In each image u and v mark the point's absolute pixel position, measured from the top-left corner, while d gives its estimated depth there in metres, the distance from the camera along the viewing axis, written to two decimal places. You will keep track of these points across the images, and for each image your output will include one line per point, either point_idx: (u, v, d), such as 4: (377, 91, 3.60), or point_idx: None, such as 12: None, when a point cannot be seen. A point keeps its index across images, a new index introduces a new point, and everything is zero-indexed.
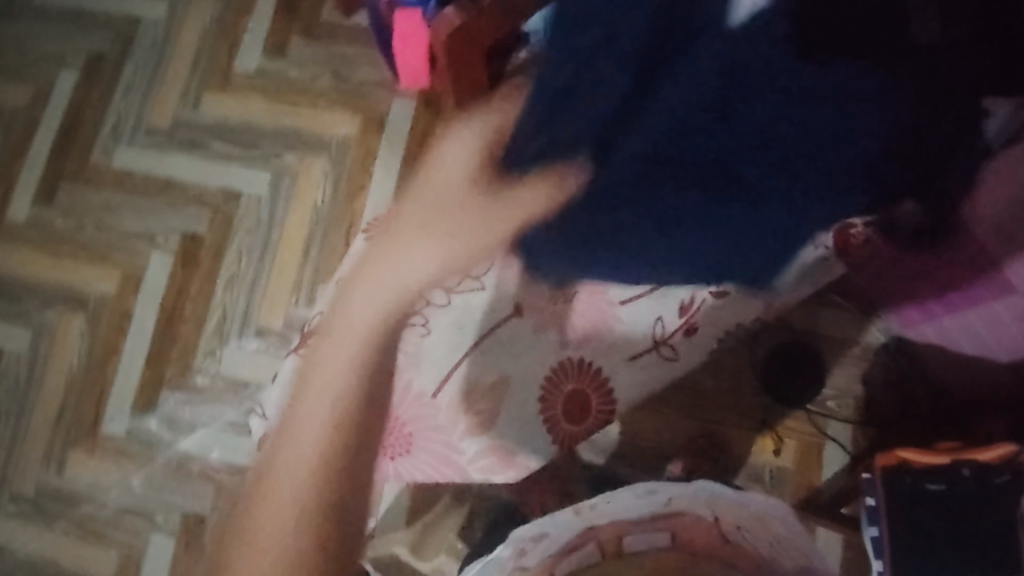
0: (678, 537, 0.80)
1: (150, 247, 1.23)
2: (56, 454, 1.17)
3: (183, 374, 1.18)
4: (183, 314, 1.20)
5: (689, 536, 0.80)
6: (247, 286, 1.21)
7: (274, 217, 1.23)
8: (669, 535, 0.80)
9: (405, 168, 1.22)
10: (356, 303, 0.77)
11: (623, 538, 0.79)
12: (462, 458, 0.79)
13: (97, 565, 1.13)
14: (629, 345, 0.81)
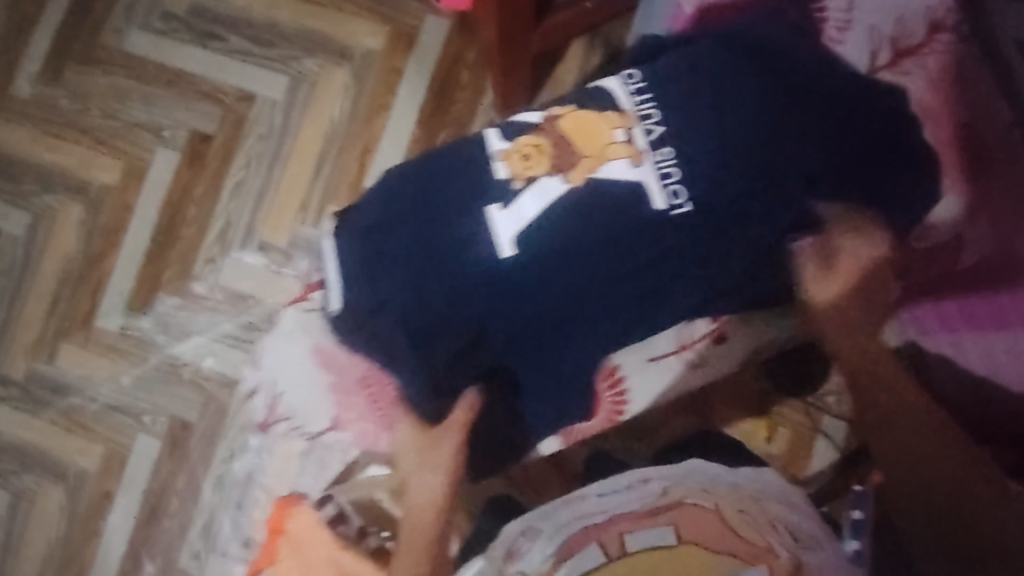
0: (681, 533, 0.76)
1: (155, 141, 1.17)
2: (47, 343, 1.15)
3: (182, 279, 1.15)
4: (185, 217, 1.16)
5: (690, 530, 0.76)
6: (254, 197, 1.16)
7: (288, 126, 1.18)
8: (673, 529, 0.76)
9: (429, 96, 1.17)
10: (418, 479, 0.71)
11: (623, 538, 0.76)
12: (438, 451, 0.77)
13: (83, 456, 1.15)
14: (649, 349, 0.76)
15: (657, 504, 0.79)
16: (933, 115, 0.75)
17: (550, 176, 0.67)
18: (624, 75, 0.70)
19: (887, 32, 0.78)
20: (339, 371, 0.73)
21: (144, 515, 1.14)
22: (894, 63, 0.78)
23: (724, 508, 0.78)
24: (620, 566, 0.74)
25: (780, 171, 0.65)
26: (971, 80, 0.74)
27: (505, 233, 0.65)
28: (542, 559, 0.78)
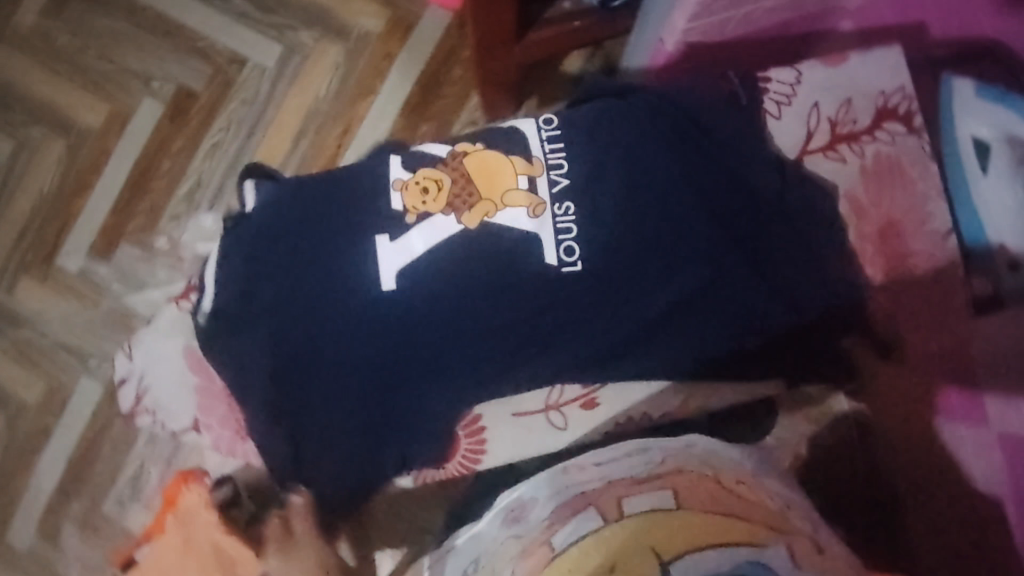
0: (680, 494, 0.55)
1: (143, 90, 1.17)
2: (9, 273, 1.17)
3: (146, 231, 1.16)
4: (159, 170, 1.17)
5: (694, 495, 0.56)
6: (228, 161, 1.16)
7: (272, 95, 1.16)
8: (668, 491, 0.56)
9: (418, 88, 1.15)
10: None
11: (622, 501, 0.56)
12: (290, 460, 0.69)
13: (26, 389, 1.17)
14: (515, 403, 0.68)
15: (657, 473, 0.60)
16: (856, 212, 0.67)
17: (445, 215, 0.64)
18: (541, 119, 0.68)
19: (829, 112, 0.68)
20: (207, 375, 0.67)
21: (76, 455, 1.16)
22: (829, 149, 0.67)
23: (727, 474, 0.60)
24: (612, 535, 0.53)
25: (677, 249, 0.63)
26: (912, 182, 0.68)
27: (388, 268, 0.63)
28: (534, 524, 0.61)
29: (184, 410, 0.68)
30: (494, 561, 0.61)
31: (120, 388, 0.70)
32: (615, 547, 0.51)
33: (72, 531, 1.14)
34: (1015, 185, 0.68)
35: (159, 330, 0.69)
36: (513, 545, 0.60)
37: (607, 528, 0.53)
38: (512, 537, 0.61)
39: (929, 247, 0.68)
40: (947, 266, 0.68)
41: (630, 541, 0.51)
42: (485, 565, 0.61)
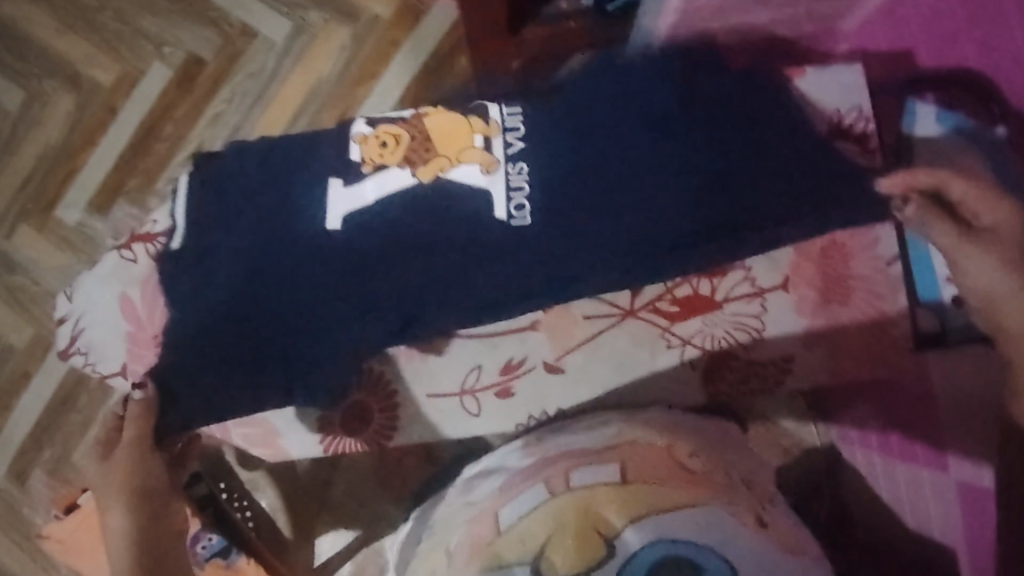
0: (630, 472, 0.59)
1: (153, 55, 1.12)
2: (8, 219, 1.11)
3: (141, 190, 1.10)
4: (161, 133, 1.11)
5: (642, 468, 0.60)
6: (231, 129, 1.10)
7: (278, 71, 1.10)
8: (618, 467, 0.59)
9: (417, 79, 1.09)
10: None
11: (568, 473, 0.60)
12: (230, 417, 0.69)
13: (14, 332, 1.10)
14: (432, 381, 0.69)
15: (609, 445, 0.62)
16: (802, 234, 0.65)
17: (401, 167, 0.67)
18: (504, 109, 0.69)
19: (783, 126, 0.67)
20: (138, 323, 0.69)
21: (50, 407, 1.08)
22: None
23: (677, 448, 0.63)
24: (557, 506, 0.58)
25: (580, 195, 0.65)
26: None
27: (333, 206, 0.65)
28: (487, 491, 0.64)
29: (113, 355, 0.69)
30: (448, 525, 0.65)
31: (59, 326, 0.70)
32: (568, 528, 0.57)
33: (31, 494, 1.07)
34: None
35: (98, 275, 0.70)
36: (469, 510, 0.64)
37: (554, 502, 0.58)
38: (466, 503, 0.65)
39: (870, 271, 0.66)
40: (883, 293, 0.67)
41: (579, 519, 0.57)
42: (440, 530, 0.65)
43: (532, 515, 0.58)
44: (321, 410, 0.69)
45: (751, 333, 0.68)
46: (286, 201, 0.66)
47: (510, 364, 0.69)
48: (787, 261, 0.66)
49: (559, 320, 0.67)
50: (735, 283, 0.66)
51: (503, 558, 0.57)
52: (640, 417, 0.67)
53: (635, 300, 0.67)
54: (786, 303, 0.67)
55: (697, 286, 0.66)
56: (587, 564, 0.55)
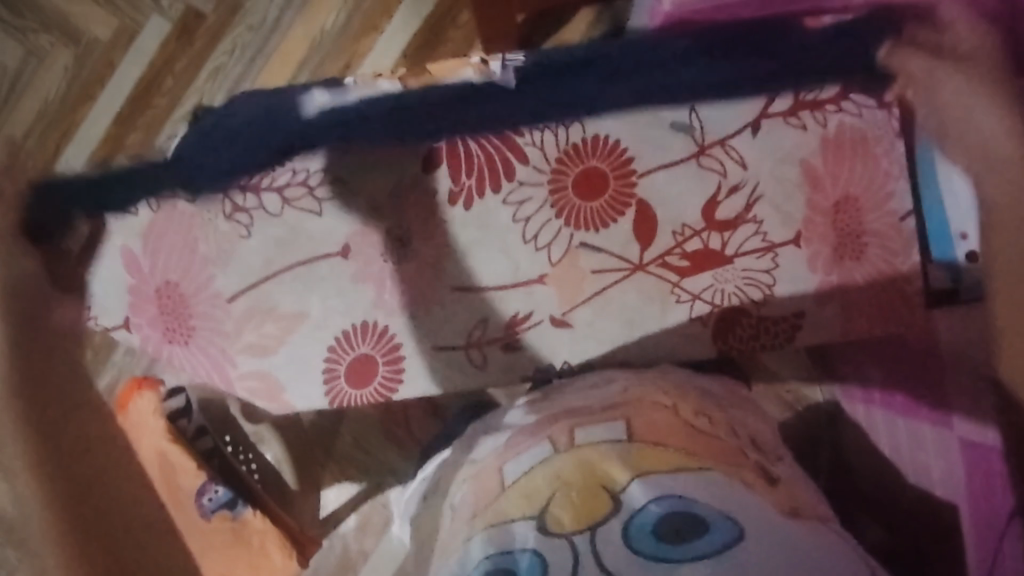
0: (635, 429, 0.58)
1: (152, 8, 1.09)
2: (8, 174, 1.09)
3: (142, 144, 1.08)
4: (161, 87, 1.09)
5: (649, 425, 0.59)
6: (231, 82, 1.08)
7: (280, 23, 1.08)
8: (624, 424, 0.59)
9: (419, 33, 1.06)
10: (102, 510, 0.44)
11: (573, 431, 0.59)
12: (232, 371, 0.69)
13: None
14: (435, 334, 0.68)
15: (614, 403, 0.62)
16: (810, 183, 0.66)
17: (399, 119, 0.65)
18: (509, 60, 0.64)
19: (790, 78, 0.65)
20: (140, 277, 0.68)
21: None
22: (789, 117, 0.66)
23: (683, 409, 0.62)
24: (561, 461, 0.57)
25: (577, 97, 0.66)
26: (878, 161, 0.65)
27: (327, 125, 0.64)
28: (490, 449, 0.64)
29: (116, 309, 0.69)
30: (450, 483, 0.65)
31: None
32: (572, 481, 0.54)
33: None
34: (973, 174, 0.58)
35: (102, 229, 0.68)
36: (471, 468, 0.63)
37: (559, 458, 0.57)
38: (469, 462, 0.65)
39: (884, 226, 0.65)
40: (899, 250, 0.65)
41: (587, 476, 0.55)
42: (443, 489, 0.65)
43: (536, 470, 0.57)
44: (324, 357, 0.68)
45: (762, 289, 0.67)
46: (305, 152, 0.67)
47: (517, 317, 0.68)
48: (799, 214, 0.66)
49: (564, 274, 0.68)
50: (745, 237, 0.67)
51: (506, 513, 0.54)
52: (643, 371, 0.67)
53: (643, 253, 0.67)
54: (797, 258, 0.66)
55: (707, 240, 0.67)
56: (590, 520, 0.51)
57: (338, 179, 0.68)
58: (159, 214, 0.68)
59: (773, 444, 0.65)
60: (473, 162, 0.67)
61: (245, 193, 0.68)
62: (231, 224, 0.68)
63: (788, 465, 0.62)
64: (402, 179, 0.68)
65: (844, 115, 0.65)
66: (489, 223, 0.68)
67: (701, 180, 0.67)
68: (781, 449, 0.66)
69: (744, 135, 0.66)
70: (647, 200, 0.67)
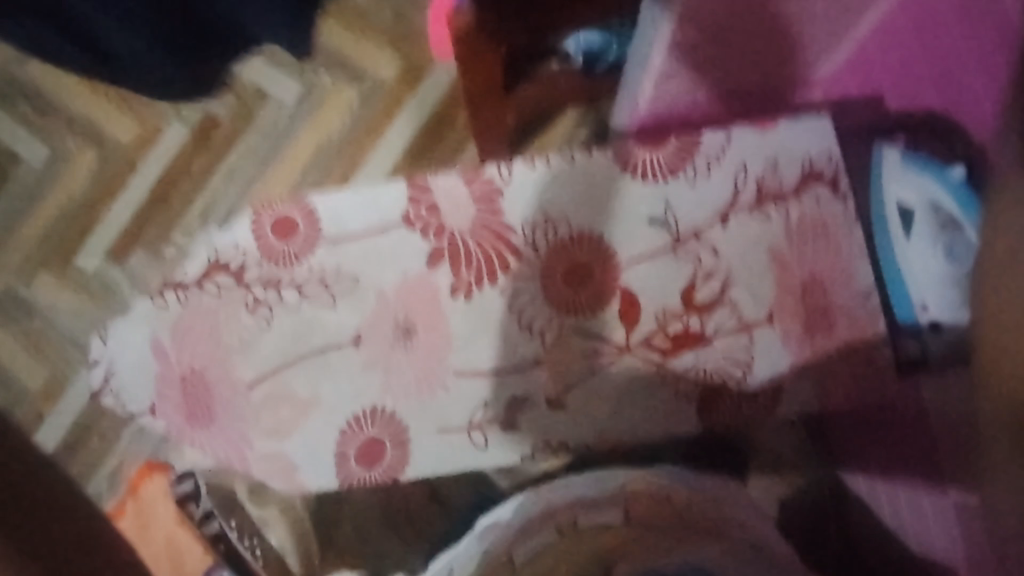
0: (631, 515, 0.66)
1: (173, 115, 1.15)
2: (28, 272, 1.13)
3: (156, 239, 1.13)
4: (177, 189, 1.14)
5: (645, 515, 0.66)
6: (243, 182, 1.13)
7: (290, 129, 1.14)
8: (621, 512, 0.66)
9: (417, 138, 1.13)
10: None
11: (574, 514, 0.66)
12: (251, 452, 0.72)
13: (27, 375, 1.10)
14: (441, 416, 0.73)
15: (615, 490, 0.68)
16: (780, 267, 0.73)
17: (406, 231, 0.74)
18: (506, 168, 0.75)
19: (757, 172, 0.74)
20: (168, 364, 0.73)
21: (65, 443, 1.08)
22: (756, 206, 0.74)
23: (676, 495, 0.68)
24: (561, 546, 0.65)
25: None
26: (837, 244, 0.73)
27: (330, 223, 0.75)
28: (488, 523, 0.70)
29: (144, 394, 0.73)
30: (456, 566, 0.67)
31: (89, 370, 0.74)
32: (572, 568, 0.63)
33: None
34: (937, 246, 0.69)
35: (130, 320, 0.74)
36: (474, 548, 0.68)
37: (562, 542, 0.65)
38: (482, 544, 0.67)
39: (852, 302, 0.72)
40: (866, 325, 0.72)
41: None
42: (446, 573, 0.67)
43: (540, 554, 0.65)
44: (340, 432, 0.72)
45: (740, 369, 0.72)
46: (311, 254, 0.75)
47: (516, 403, 0.73)
48: (771, 297, 0.73)
49: (557, 359, 0.73)
50: (721, 319, 0.73)
51: None
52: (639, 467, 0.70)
53: (629, 337, 0.73)
54: (772, 337, 0.72)
55: (688, 322, 0.73)
56: None
57: (349, 277, 0.74)
58: (188, 307, 0.74)
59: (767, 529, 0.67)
60: (473, 259, 0.74)
61: (264, 289, 0.74)
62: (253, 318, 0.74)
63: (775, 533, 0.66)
64: (406, 272, 0.74)
65: (803, 205, 0.73)
66: (483, 316, 0.73)
67: (678, 269, 0.73)
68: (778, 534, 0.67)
69: (715, 227, 0.74)
70: (632, 288, 0.73)
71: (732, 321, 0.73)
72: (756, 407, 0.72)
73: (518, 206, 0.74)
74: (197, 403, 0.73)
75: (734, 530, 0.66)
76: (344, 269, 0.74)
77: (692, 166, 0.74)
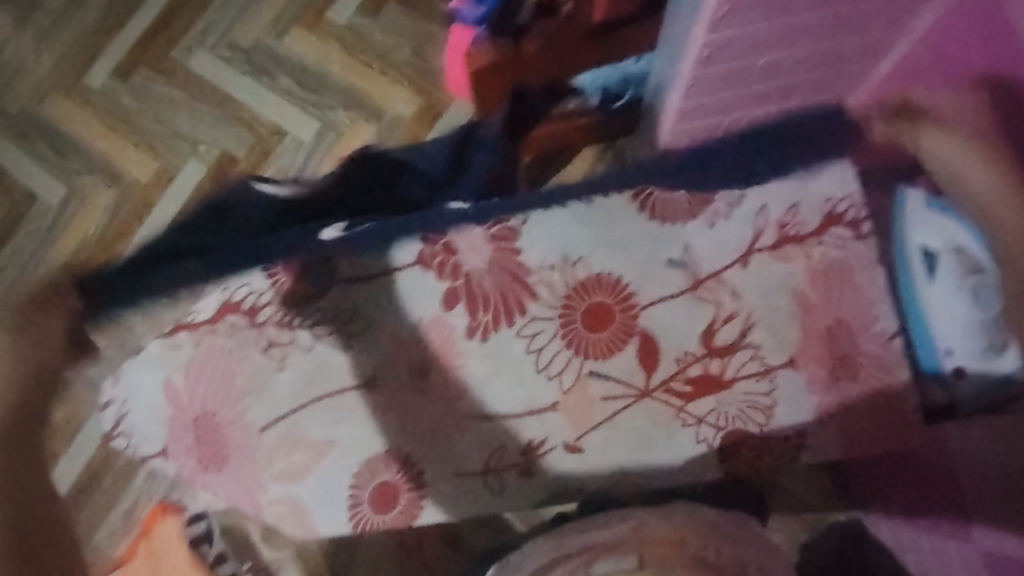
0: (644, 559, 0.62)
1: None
2: None
3: None
4: None
5: (658, 559, 0.62)
6: None
7: None
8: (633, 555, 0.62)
9: None
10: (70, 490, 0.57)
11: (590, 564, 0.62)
12: (262, 496, 0.71)
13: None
14: (458, 459, 0.72)
15: (624, 538, 0.65)
16: (803, 310, 0.72)
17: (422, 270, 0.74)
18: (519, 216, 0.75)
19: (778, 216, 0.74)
20: (179, 407, 0.73)
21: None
22: (778, 249, 0.73)
23: (691, 538, 0.65)
24: None
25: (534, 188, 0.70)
26: (861, 288, 0.72)
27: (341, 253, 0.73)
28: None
29: (155, 437, 0.74)
30: None
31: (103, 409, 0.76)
32: None
33: None
34: (963, 293, 0.65)
35: (142, 360, 0.74)
36: None
37: None
38: None
39: (874, 347, 0.71)
40: (891, 368, 0.71)
41: None
42: None
43: None
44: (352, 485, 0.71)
45: (763, 413, 0.71)
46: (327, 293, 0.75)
47: (531, 448, 0.72)
48: (794, 340, 0.72)
49: (575, 403, 0.72)
50: (742, 362, 0.71)
51: None
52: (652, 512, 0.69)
53: (648, 380, 0.72)
54: (796, 381, 0.71)
55: (708, 365, 0.72)
56: None
57: (365, 317, 0.74)
58: (201, 350, 0.74)
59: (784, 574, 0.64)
60: (491, 300, 0.73)
61: (279, 329, 0.74)
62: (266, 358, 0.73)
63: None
64: (422, 312, 0.74)
65: (827, 249, 0.73)
66: (498, 356, 0.73)
67: (697, 311, 0.72)
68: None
69: (735, 268, 0.73)
70: (651, 330, 0.72)
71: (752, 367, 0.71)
72: (779, 452, 0.71)
73: (535, 244, 0.74)
74: (209, 446, 0.72)
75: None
76: (360, 309, 0.74)
77: (712, 208, 0.74)
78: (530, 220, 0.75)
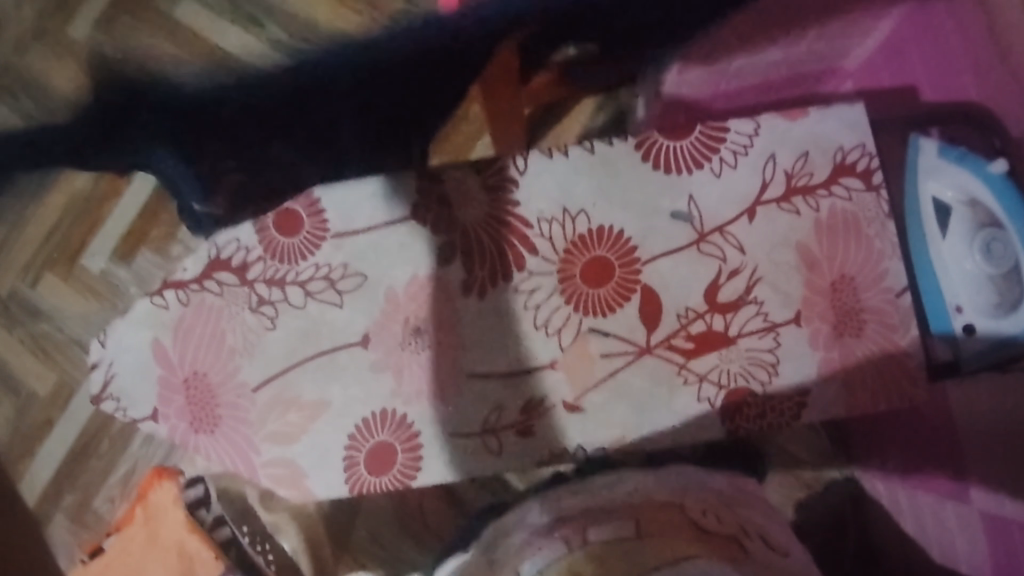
0: (644, 528, 0.58)
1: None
2: (33, 270, 1.12)
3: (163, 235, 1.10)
4: None
5: (656, 526, 0.59)
6: None
7: None
8: (633, 523, 0.59)
9: None
10: None
11: (585, 531, 0.60)
12: (256, 458, 0.70)
13: (36, 378, 1.10)
14: (453, 421, 0.70)
15: (622, 507, 0.63)
16: (808, 265, 0.70)
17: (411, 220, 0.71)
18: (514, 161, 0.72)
19: (786, 166, 0.71)
20: (171, 369, 0.71)
21: (72, 453, 1.09)
22: (785, 201, 0.71)
23: (689, 507, 0.63)
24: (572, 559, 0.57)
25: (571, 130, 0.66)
26: (871, 242, 0.70)
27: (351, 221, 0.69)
28: (507, 547, 0.64)
29: (149, 400, 0.71)
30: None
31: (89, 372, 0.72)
32: None
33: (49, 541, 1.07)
34: (974, 251, 0.66)
35: (129, 321, 0.72)
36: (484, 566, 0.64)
37: (573, 555, 0.57)
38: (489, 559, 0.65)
39: (882, 302, 0.69)
40: (897, 325, 0.68)
41: None
42: None
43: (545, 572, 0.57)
44: (346, 443, 0.70)
45: (766, 370, 0.69)
46: (318, 249, 0.72)
47: (530, 403, 0.70)
48: (799, 296, 0.70)
49: (574, 360, 0.70)
50: (746, 318, 0.70)
51: None
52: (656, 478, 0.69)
53: (649, 336, 0.70)
54: (800, 337, 0.69)
55: (710, 322, 0.70)
56: None
57: (356, 274, 0.72)
58: (191, 309, 0.72)
59: (785, 542, 0.62)
60: (487, 255, 0.71)
61: (270, 287, 0.72)
62: (257, 316, 0.71)
63: (798, 561, 0.59)
64: (418, 268, 0.71)
65: (835, 200, 0.70)
66: (495, 315, 0.71)
67: (701, 265, 0.70)
68: (795, 547, 0.63)
69: (742, 222, 0.71)
70: (652, 285, 0.70)
71: (755, 322, 0.70)
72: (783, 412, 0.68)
73: (534, 196, 0.72)
74: (203, 408, 0.70)
75: (753, 549, 0.57)
76: (351, 266, 0.72)
77: (718, 157, 0.71)
78: (530, 169, 0.72)
